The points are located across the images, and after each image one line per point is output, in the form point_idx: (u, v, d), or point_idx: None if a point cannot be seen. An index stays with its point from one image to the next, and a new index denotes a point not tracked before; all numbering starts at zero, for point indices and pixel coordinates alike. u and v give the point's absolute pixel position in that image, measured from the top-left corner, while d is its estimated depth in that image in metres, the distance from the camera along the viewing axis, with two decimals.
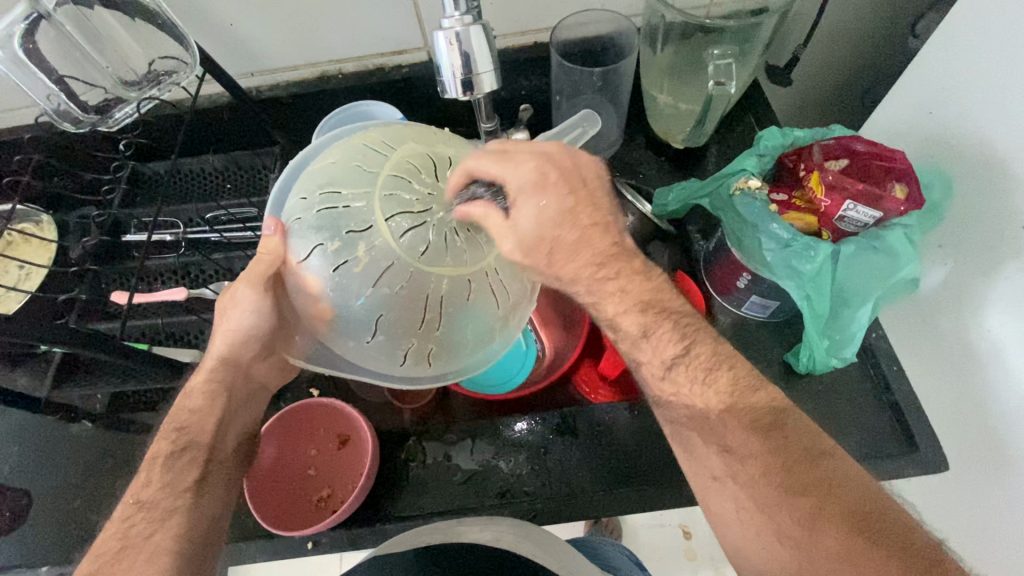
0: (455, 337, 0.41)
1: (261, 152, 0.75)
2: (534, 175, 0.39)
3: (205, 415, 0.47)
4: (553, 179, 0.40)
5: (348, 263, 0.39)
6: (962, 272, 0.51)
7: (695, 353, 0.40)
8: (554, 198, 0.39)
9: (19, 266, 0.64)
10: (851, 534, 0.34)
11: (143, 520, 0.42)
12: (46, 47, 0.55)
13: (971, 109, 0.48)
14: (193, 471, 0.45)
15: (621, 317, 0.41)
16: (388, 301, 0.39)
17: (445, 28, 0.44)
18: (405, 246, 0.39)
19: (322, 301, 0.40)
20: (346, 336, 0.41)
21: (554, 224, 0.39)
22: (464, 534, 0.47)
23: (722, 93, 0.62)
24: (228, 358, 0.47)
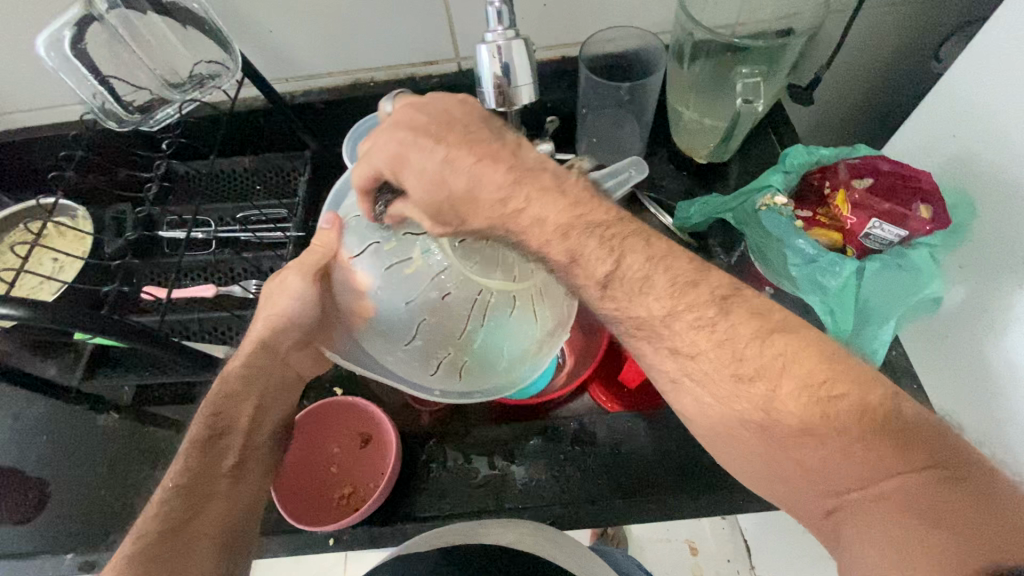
0: (488, 349, 0.47)
1: (293, 156, 0.76)
2: (396, 148, 0.38)
3: (243, 399, 0.49)
4: (416, 141, 0.38)
5: (400, 264, 0.45)
6: (983, 293, 0.52)
7: (626, 264, 0.37)
8: (428, 154, 0.37)
9: (54, 258, 0.66)
10: (810, 410, 0.34)
11: (182, 504, 0.44)
12: (94, 47, 0.57)
13: (995, 132, 0.49)
14: (230, 456, 0.48)
15: (546, 247, 0.38)
16: (432, 307, 0.46)
17: (489, 42, 0.46)
18: (458, 257, 0.46)
19: (367, 299, 0.45)
20: (383, 335, 0.46)
21: (441, 180, 0.38)
22: (486, 535, 0.48)
23: (750, 110, 0.64)
24: (269, 341, 0.49)
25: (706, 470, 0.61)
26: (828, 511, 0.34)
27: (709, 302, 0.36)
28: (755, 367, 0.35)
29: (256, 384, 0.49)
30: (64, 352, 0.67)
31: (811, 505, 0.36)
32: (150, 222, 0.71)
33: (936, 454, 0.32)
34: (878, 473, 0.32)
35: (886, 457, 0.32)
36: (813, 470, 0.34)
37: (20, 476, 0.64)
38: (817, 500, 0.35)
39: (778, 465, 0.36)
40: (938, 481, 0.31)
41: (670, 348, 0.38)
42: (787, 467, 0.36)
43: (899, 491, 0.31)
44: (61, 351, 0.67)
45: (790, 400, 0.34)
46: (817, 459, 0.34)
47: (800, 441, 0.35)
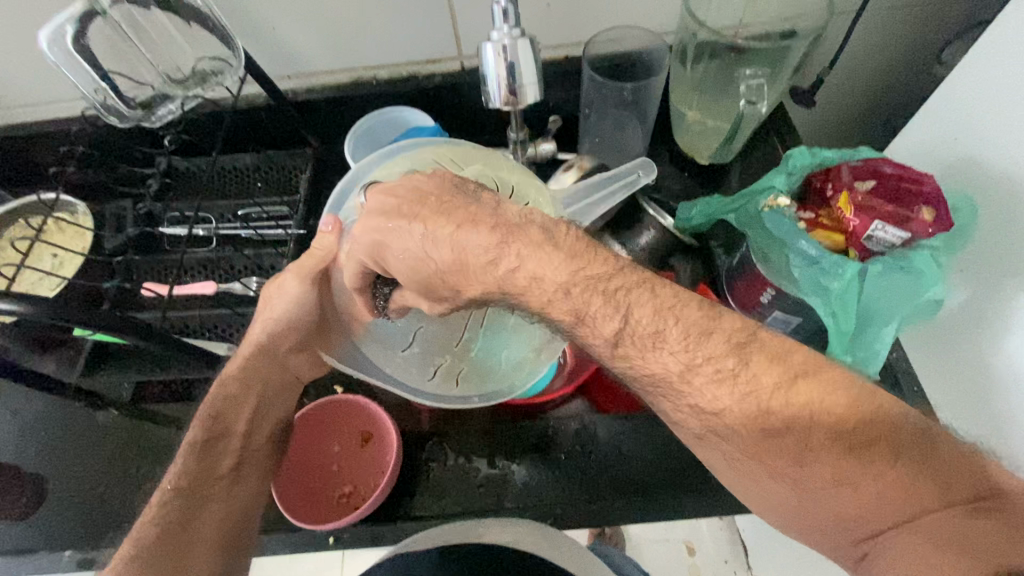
0: (485, 355, 0.48)
1: (295, 153, 0.76)
2: (371, 241, 0.40)
3: (242, 400, 0.49)
4: (388, 228, 0.39)
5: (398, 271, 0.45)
6: (984, 295, 0.52)
7: (634, 321, 0.36)
8: (406, 235, 0.39)
9: (54, 254, 0.66)
10: (841, 454, 0.34)
11: (180, 507, 0.44)
12: (96, 43, 0.56)
13: (997, 134, 0.49)
14: (228, 460, 0.48)
15: (550, 309, 0.37)
16: (427, 313, 0.47)
17: (495, 41, 0.46)
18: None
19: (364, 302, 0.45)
20: (381, 339, 0.47)
21: (424, 258, 0.39)
22: (484, 534, 0.48)
23: (754, 111, 0.65)
24: (266, 346, 0.49)
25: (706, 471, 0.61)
26: (860, 556, 0.34)
27: (728, 351, 0.35)
28: (764, 376, 0.35)
29: (254, 386, 0.49)
30: (63, 348, 0.66)
31: (844, 549, 0.35)
32: (149, 218, 0.71)
33: (974, 488, 0.31)
34: (911, 511, 0.31)
35: (920, 494, 0.32)
36: (847, 514, 0.33)
37: (18, 472, 0.64)
38: (846, 544, 0.34)
39: (812, 510, 0.35)
40: (971, 516, 0.30)
41: (692, 406, 0.37)
42: (820, 514, 0.35)
43: (926, 527, 0.31)
44: (59, 347, 0.66)
45: (819, 443, 0.34)
46: (842, 502, 0.34)
47: (829, 489, 0.34)
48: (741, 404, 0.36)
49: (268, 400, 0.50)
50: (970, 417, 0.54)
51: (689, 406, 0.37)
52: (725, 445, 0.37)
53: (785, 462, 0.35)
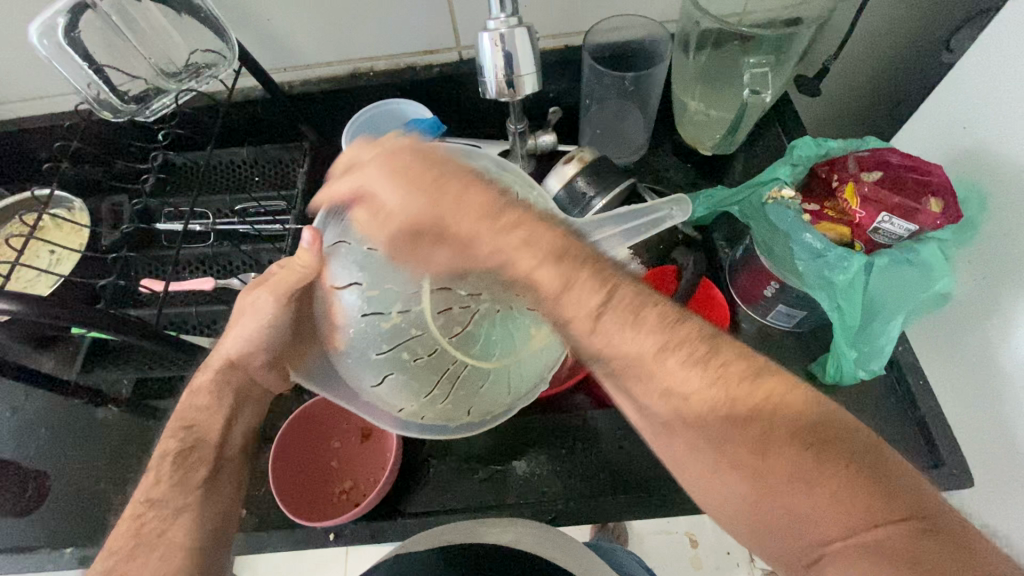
0: (452, 412, 0.44)
1: (292, 146, 0.75)
2: (382, 168, 0.37)
3: (213, 411, 0.48)
4: (407, 161, 0.37)
5: (379, 316, 0.42)
6: (992, 288, 0.51)
7: (617, 298, 0.35)
8: (411, 180, 0.36)
9: (50, 251, 0.65)
10: (803, 449, 0.32)
11: (155, 518, 0.43)
12: (87, 34, 0.56)
13: (1007, 124, 0.48)
14: (202, 468, 0.46)
15: (536, 272, 0.35)
16: (402, 364, 0.43)
17: (492, 30, 0.45)
18: (439, 325, 0.44)
19: (339, 333, 0.42)
20: (347, 371, 0.42)
21: (424, 203, 0.36)
22: (485, 535, 0.47)
23: (757, 101, 0.64)
24: (234, 359, 0.48)
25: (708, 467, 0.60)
26: (812, 561, 0.32)
27: (702, 339, 0.35)
28: (735, 386, 0.34)
29: (225, 394, 0.48)
30: (63, 344, 0.66)
31: (796, 558, 0.33)
32: (146, 213, 0.70)
33: (917, 507, 0.30)
34: (864, 524, 0.30)
35: (871, 502, 0.30)
36: (800, 514, 0.32)
37: (19, 470, 0.64)
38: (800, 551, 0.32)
39: (764, 513, 0.33)
40: (917, 534, 0.29)
41: (662, 388, 0.35)
42: (772, 519, 0.33)
43: (882, 543, 0.29)
44: (59, 343, 0.66)
45: (781, 431, 0.33)
46: (796, 501, 0.32)
47: (784, 483, 0.32)
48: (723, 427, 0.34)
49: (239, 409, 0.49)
50: (984, 415, 0.53)
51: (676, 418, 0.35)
52: (726, 475, 0.34)
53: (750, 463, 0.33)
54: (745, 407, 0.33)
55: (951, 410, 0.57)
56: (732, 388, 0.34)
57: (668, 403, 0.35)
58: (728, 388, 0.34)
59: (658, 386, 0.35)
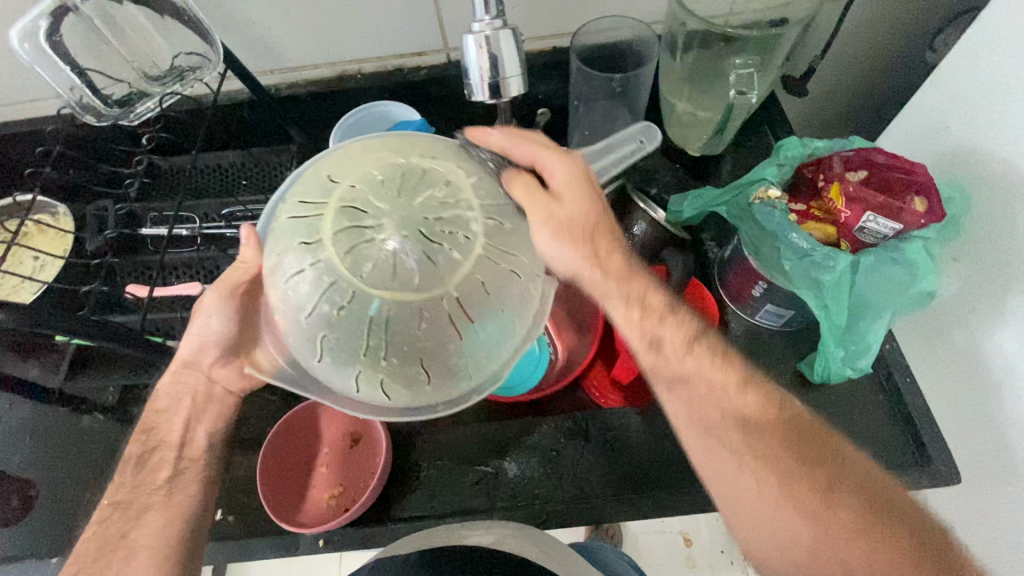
0: (406, 370, 0.40)
1: (280, 150, 0.76)
2: (577, 172, 0.43)
3: (172, 413, 0.51)
4: (593, 183, 0.43)
5: (297, 278, 0.39)
6: (974, 285, 0.52)
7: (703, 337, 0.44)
8: (592, 195, 0.42)
9: (34, 257, 0.65)
10: (864, 509, 0.38)
11: (119, 519, 0.47)
12: (70, 39, 0.55)
13: (989, 123, 0.48)
14: (163, 471, 0.49)
15: (649, 294, 0.44)
16: (331, 320, 0.39)
17: (476, 32, 0.45)
18: (348, 265, 0.38)
19: (276, 312, 0.41)
20: (300, 351, 0.41)
21: (588, 222, 0.42)
22: (469, 537, 0.48)
23: (744, 102, 0.63)
24: (190, 359, 0.50)
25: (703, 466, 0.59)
26: None
27: (761, 397, 0.43)
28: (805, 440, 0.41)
29: (182, 399, 0.51)
30: (47, 353, 0.66)
31: None
32: (130, 218, 0.69)
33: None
34: None
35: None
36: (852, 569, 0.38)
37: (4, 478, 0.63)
38: None
39: (824, 562, 0.38)
40: None
41: (738, 416, 0.42)
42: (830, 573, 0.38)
43: None
44: (42, 352, 0.66)
45: (848, 494, 0.39)
46: (850, 556, 0.38)
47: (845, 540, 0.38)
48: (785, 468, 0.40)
49: (195, 411, 0.51)
50: (974, 411, 0.54)
51: (743, 452, 0.41)
52: (789, 512, 0.39)
53: (814, 499, 0.39)
54: (812, 450, 0.41)
55: (939, 406, 0.58)
56: (798, 433, 0.42)
57: (738, 430, 0.42)
58: (798, 434, 0.41)
59: (731, 417, 0.42)
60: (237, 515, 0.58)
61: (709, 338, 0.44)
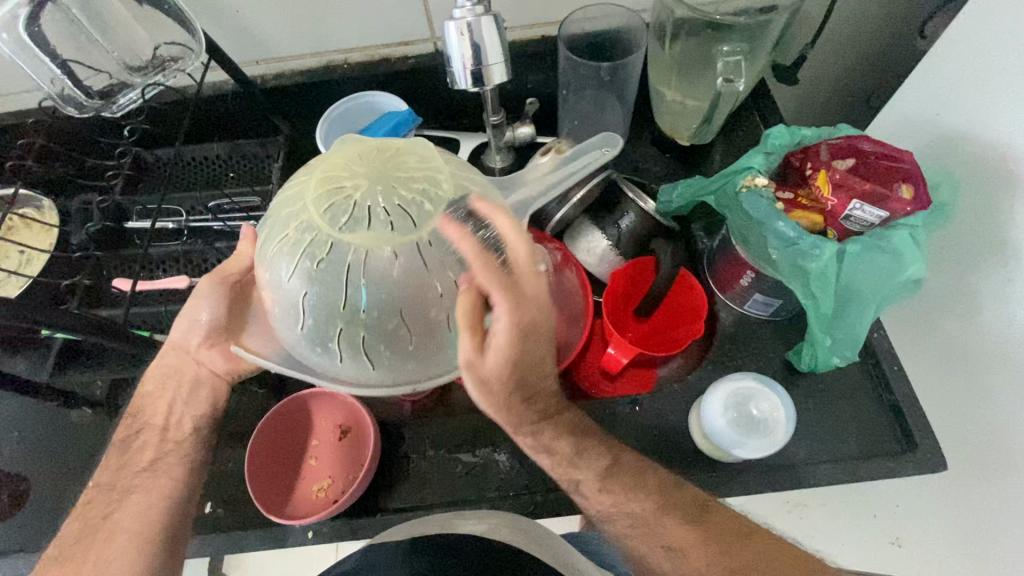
0: (387, 328, 0.42)
1: (265, 141, 0.74)
2: (519, 336, 0.37)
3: (156, 396, 0.52)
4: (529, 350, 0.39)
5: (281, 242, 0.42)
6: (962, 272, 0.52)
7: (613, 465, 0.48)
8: (521, 361, 0.39)
9: (20, 251, 0.64)
10: None
11: (103, 501, 0.48)
12: (50, 30, 0.54)
13: (976, 109, 0.48)
14: (148, 451, 0.51)
15: (557, 442, 0.48)
16: (312, 275, 0.41)
17: (457, 18, 0.45)
18: (325, 219, 0.40)
19: (263, 291, 0.44)
20: (284, 324, 0.43)
21: (505, 378, 0.40)
22: (458, 526, 0.47)
23: (731, 90, 0.62)
24: (180, 343, 0.51)
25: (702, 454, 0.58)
26: None
27: (676, 504, 0.46)
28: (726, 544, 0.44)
29: (168, 385, 0.52)
30: (35, 346, 0.66)
31: None
32: (117, 211, 0.69)
33: None
34: None
35: None
36: None
37: None
38: None
39: None
40: None
41: (663, 543, 0.45)
42: None
43: None
44: (31, 345, 0.66)
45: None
46: None
47: None
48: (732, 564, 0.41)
49: (184, 393, 0.52)
50: (963, 399, 0.53)
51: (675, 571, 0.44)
52: None
53: None
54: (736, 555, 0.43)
55: (928, 393, 0.58)
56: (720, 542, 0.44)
57: (666, 554, 0.45)
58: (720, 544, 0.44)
59: (658, 545, 0.45)
60: (226, 507, 0.58)
61: (620, 466, 0.48)
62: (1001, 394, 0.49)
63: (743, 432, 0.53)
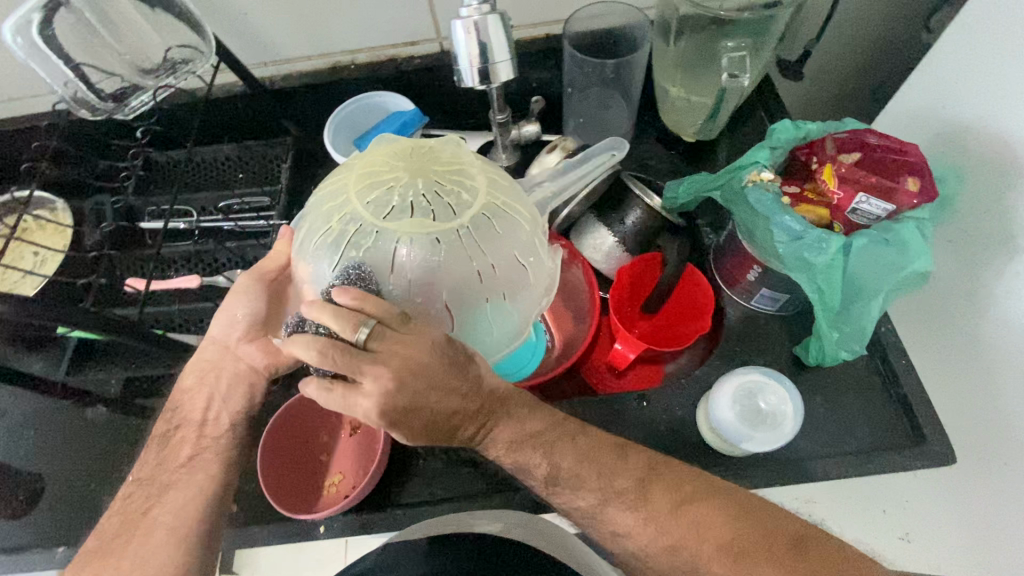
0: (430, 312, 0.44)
1: (276, 143, 0.75)
2: (385, 415, 0.39)
3: (191, 390, 0.53)
4: (410, 417, 0.40)
5: (326, 236, 0.45)
6: (968, 265, 0.52)
7: (559, 465, 0.45)
8: (415, 426, 0.41)
9: (34, 252, 0.65)
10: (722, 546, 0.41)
11: (140, 500, 0.48)
12: (63, 33, 0.55)
13: (978, 103, 0.49)
14: (187, 448, 0.50)
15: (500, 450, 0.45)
16: (356, 264, 0.43)
17: (465, 17, 0.45)
18: (369, 209, 0.43)
19: (307, 285, 0.46)
20: None
21: (428, 431, 0.42)
22: (476, 524, 0.48)
23: (736, 85, 0.62)
24: (219, 338, 0.53)
25: (709, 448, 0.58)
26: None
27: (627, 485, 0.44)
28: (662, 512, 0.43)
29: (207, 379, 0.53)
30: (54, 346, 0.68)
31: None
32: (129, 212, 0.70)
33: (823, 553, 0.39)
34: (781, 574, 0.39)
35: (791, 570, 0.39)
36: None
37: (10, 473, 0.63)
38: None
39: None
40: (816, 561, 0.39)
41: (612, 531, 0.44)
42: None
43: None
44: (50, 345, 0.68)
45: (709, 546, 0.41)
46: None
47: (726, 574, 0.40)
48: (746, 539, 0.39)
49: (221, 389, 0.53)
50: (974, 392, 0.53)
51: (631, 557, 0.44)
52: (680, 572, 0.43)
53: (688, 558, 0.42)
54: (668, 527, 0.43)
55: (936, 386, 0.58)
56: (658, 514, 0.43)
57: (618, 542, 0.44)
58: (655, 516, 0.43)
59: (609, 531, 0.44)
60: (240, 502, 0.59)
61: (565, 453, 0.45)
62: (1007, 386, 0.49)
63: (750, 425, 0.54)
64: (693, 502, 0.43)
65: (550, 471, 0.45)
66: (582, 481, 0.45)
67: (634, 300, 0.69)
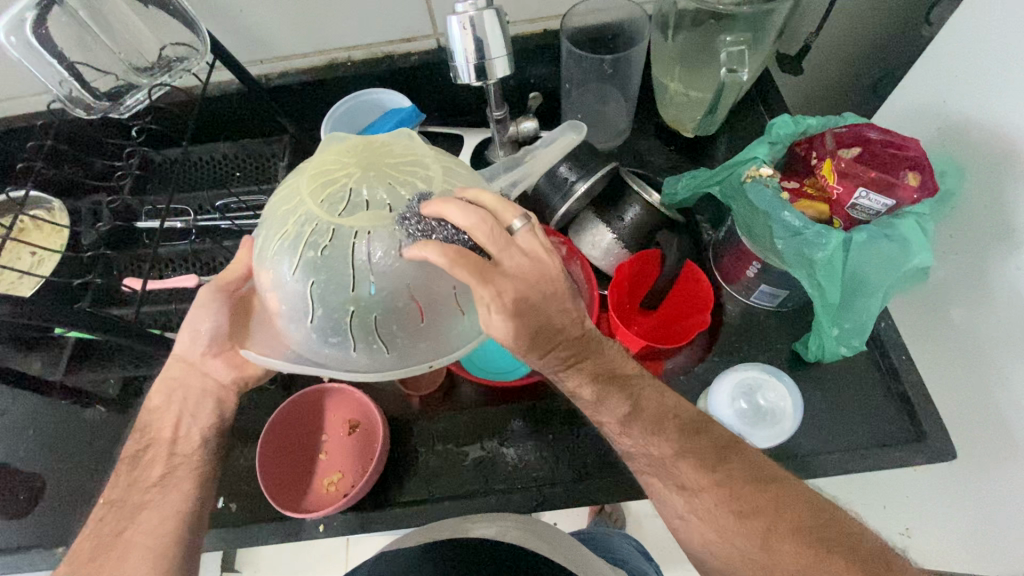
0: (398, 310, 0.42)
1: (272, 140, 0.75)
2: (512, 303, 0.37)
3: (161, 410, 0.51)
4: (528, 313, 0.38)
5: (280, 241, 0.42)
6: (969, 262, 0.52)
7: (641, 407, 0.44)
8: (527, 325, 0.38)
9: (30, 252, 0.65)
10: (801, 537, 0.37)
11: (113, 519, 0.46)
12: (55, 32, 0.54)
13: (979, 98, 0.48)
14: (156, 467, 0.49)
15: (580, 388, 0.44)
16: (317, 266, 0.41)
17: (460, 12, 0.45)
18: (323, 208, 0.41)
19: (268, 294, 0.43)
20: (294, 322, 0.43)
21: (529, 335, 0.39)
22: (472, 529, 0.48)
23: (734, 80, 0.61)
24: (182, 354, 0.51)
25: None
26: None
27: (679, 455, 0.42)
28: (740, 483, 0.40)
29: (174, 397, 0.51)
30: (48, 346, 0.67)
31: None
32: (126, 211, 0.70)
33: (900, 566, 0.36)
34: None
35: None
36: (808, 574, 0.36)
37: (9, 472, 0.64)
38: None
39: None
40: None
41: (677, 482, 0.42)
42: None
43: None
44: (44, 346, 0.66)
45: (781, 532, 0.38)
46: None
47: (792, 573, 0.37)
48: (744, 538, 0.39)
49: (189, 407, 0.52)
50: (974, 388, 0.53)
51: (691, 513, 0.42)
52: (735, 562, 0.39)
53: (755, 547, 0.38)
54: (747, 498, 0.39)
55: (937, 382, 0.58)
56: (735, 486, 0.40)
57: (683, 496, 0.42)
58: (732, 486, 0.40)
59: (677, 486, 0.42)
60: (238, 501, 0.59)
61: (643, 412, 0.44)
62: (1007, 383, 0.49)
63: (750, 424, 0.54)
64: (722, 469, 0.41)
65: (631, 410, 0.44)
66: (646, 438, 0.43)
67: (635, 296, 0.68)
